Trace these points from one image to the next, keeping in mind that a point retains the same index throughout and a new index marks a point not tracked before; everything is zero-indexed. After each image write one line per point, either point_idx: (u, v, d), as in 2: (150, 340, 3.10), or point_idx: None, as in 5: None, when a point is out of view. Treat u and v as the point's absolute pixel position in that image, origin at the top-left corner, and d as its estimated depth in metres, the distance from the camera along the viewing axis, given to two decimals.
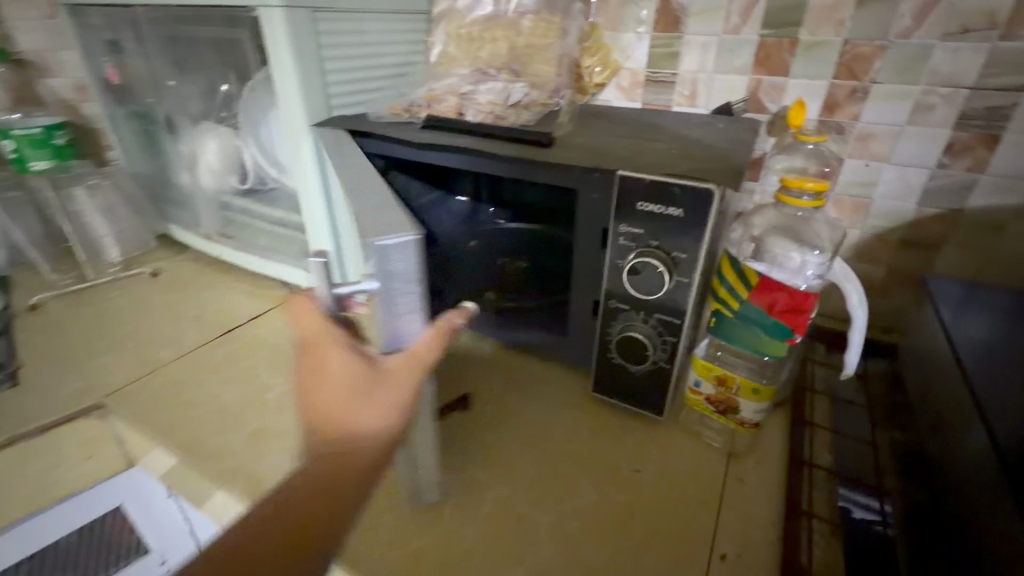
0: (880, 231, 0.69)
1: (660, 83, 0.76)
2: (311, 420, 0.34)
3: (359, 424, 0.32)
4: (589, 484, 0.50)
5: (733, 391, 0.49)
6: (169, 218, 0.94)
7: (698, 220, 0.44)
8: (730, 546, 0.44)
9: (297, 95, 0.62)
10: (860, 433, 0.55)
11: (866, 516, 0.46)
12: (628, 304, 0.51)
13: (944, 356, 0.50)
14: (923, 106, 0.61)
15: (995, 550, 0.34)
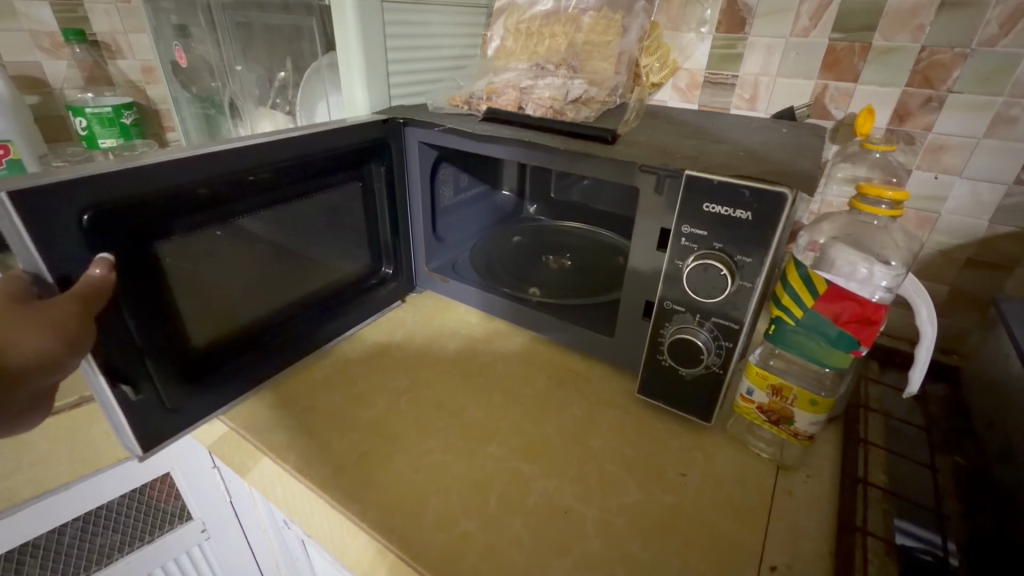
0: (946, 247, 0.66)
1: (719, 85, 0.75)
2: None
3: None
4: (634, 484, 0.50)
5: (789, 401, 0.48)
6: None
7: (768, 224, 0.43)
8: (779, 557, 0.43)
9: (360, 84, 0.63)
10: (918, 455, 0.53)
11: (920, 546, 0.44)
12: (683, 306, 0.50)
13: (1018, 379, 0.48)
14: (1003, 119, 0.58)
15: None
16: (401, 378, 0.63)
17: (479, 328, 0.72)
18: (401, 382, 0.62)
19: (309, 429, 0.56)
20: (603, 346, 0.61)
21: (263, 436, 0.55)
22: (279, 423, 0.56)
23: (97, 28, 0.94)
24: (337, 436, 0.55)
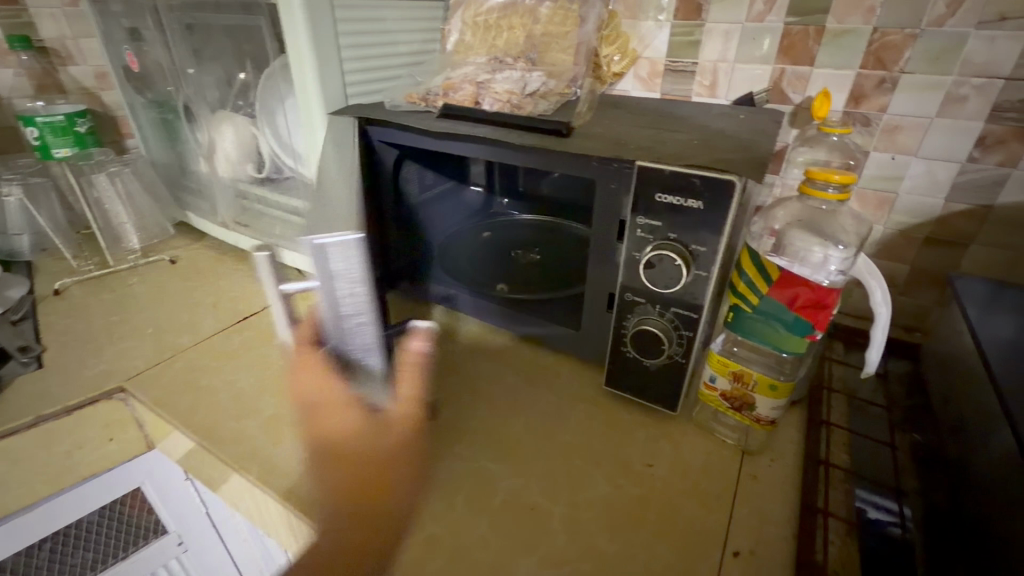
0: (905, 227, 0.67)
1: (679, 72, 0.75)
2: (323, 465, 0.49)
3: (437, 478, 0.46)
4: (602, 476, 0.50)
5: (750, 387, 0.49)
6: (188, 206, 0.95)
7: (719, 212, 0.43)
8: (744, 542, 0.44)
9: (314, 83, 0.62)
10: (879, 434, 0.54)
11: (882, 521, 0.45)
12: (643, 297, 0.50)
13: (970, 355, 0.49)
14: (954, 98, 0.59)
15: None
16: None
17: (449, 327, 0.72)
18: None
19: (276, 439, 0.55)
20: (569, 340, 0.61)
21: (228, 447, 0.54)
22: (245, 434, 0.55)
23: (43, 33, 0.91)
24: (306, 445, 0.54)
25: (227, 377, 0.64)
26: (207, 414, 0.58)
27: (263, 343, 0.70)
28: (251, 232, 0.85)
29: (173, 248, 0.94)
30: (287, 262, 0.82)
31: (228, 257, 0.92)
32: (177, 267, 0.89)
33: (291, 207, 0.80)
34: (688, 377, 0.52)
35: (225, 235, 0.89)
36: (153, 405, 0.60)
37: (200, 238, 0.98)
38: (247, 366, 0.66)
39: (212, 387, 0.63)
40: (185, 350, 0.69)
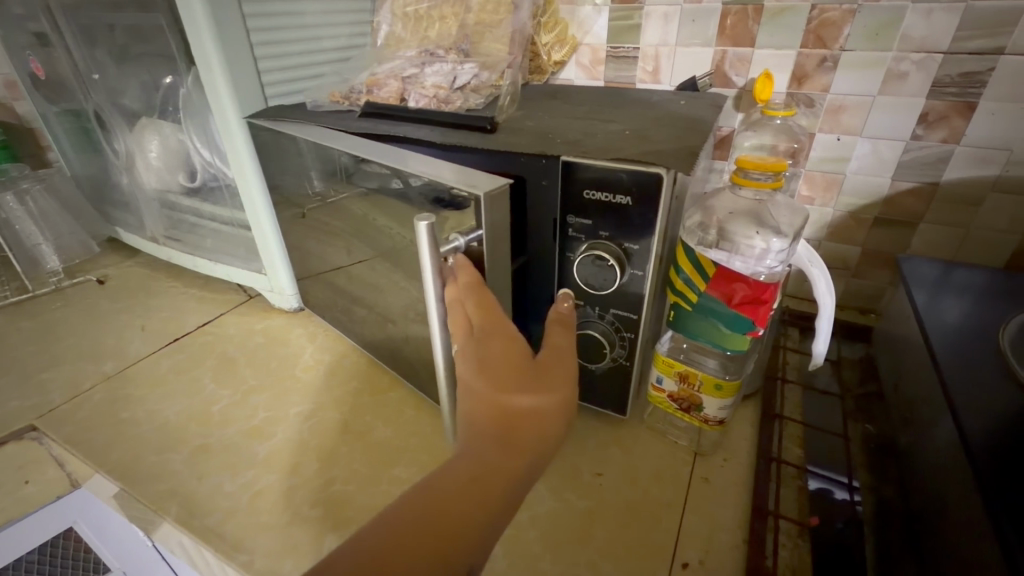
0: (853, 209, 0.66)
1: (621, 58, 0.72)
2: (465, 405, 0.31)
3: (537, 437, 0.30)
4: (548, 490, 0.47)
5: (696, 387, 0.46)
6: (115, 221, 0.89)
7: (649, 209, 0.40)
8: (693, 552, 0.42)
9: (226, 85, 0.57)
10: (832, 424, 0.52)
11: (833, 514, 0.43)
12: (581, 300, 0.47)
13: (916, 340, 0.48)
14: (895, 75, 0.57)
15: (976, 557, 0.32)
16: (309, 403, 0.59)
17: None
18: (308, 408, 0.58)
19: (200, 473, 0.51)
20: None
21: (147, 485, 0.50)
22: (167, 471, 0.51)
23: None
24: (233, 478, 0.50)
25: (152, 406, 0.60)
26: (126, 451, 0.54)
27: (193, 366, 0.66)
28: (183, 246, 0.80)
29: (102, 267, 0.88)
30: (222, 275, 0.77)
31: (162, 273, 0.86)
32: (105, 287, 0.83)
33: (221, 218, 0.75)
34: (634, 381, 0.49)
35: (156, 250, 0.84)
36: (68, 444, 0.55)
37: (133, 255, 0.92)
38: (174, 393, 0.61)
39: (135, 418, 0.58)
40: (108, 379, 0.64)
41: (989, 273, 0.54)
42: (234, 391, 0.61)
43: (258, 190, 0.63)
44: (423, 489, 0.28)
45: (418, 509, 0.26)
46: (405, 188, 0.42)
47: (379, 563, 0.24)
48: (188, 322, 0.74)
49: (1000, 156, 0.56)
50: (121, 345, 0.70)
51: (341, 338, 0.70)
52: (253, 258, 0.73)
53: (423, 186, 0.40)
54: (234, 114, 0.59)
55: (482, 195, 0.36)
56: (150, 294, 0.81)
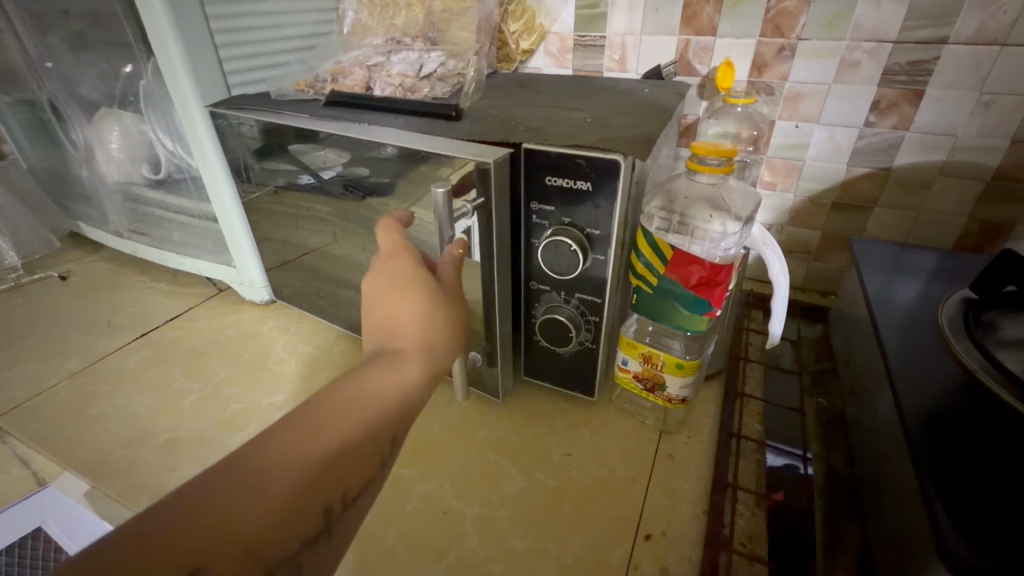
0: (812, 194, 0.68)
1: (589, 47, 0.72)
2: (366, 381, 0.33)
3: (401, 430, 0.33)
4: (518, 471, 0.49)
5: (658, 367, 0.48)
6: (76, 215, 0.86)
7: (610, 192, 0.41)
8: (656, 524, 0.44)
9: (186, 72, 0.56)
10: (790, 400, 0.54)
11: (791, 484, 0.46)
12: (548, 285, 0.48)
13: (866, 317, 0.51)
14: (848, 63, 0.59)
15: (912, 526, 0.33)
16: (282, 394, 0.59)
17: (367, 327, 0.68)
18: (281, 399, 0.58)
19: (170, 465, 0.51)
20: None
21: (117, 479, 0.50)
22: (137, 465, 0.51)
23: None
24: (205, 470, 0.50)
25: (120, 401, 0.59)
26: (93, 447, 0.53)
27: (162, 360, 0.65)
28: (149, 240, 0.78)
29: (64, 263, 0.85)
30: (191, 268, 0.76)
31: (128, 268, 0.84)
32: (68, 283, 0.81)
33: (186, 210, 0.73)
34: (601, 363, 0.51)
35: (122, 245, 0.82)
36: (33, 442, 0.54)
37: (96, 249, 0.90)
38: (142, 387, 0.61)
39: (102, 414, 0.57)
40: (73, 375, 0.63)
41: (934, 252, 0.57)
42: (205, 384, 0.61)
43: (225, 181, 0.62)
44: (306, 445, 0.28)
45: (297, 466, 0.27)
46: (316, 181, 0.56)
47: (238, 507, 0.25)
48: (157, 317, 0.73)
49: (945, 142, 0.59)
50: (87, 340, 0.68)
51: (315, 329, 0.69)
52: (222, 250, 0.72)
53: (341, 177, 0.53)
54: (195, 103, 0.58)
55: (490, 164, 0.40)
56: (115, 289, 0.79)
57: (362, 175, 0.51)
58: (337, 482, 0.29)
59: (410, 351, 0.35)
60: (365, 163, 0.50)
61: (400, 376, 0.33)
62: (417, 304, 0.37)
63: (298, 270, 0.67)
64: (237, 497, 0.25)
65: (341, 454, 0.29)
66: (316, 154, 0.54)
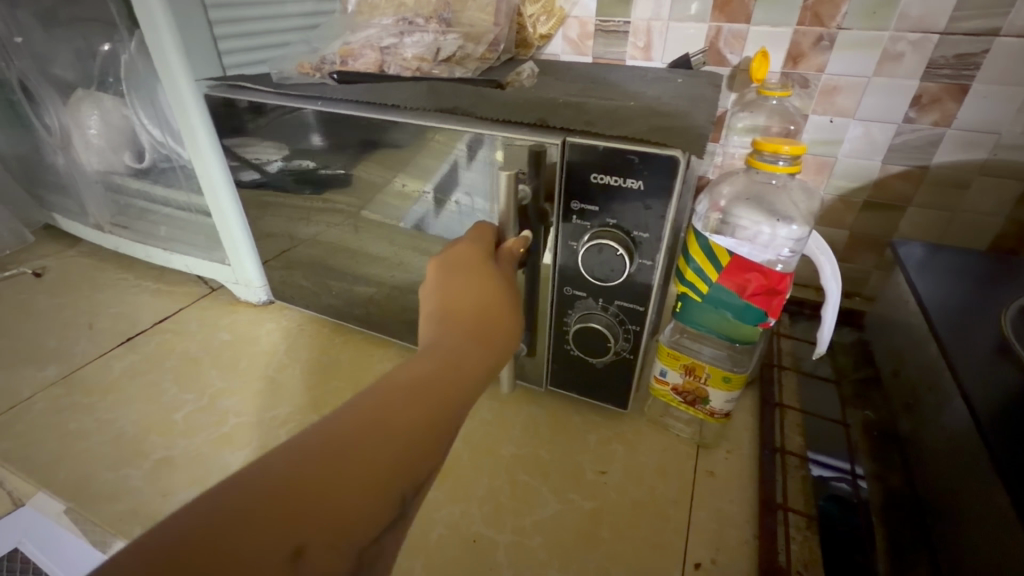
0: (841, 193, 0.65)
1: (611, 33, 0.68)
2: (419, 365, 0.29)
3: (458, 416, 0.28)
4: (550, 492, 0.45)
5: (702, 380, 0.45)
6: (52, 206, 0.79)
7: (663, 192, 0.37)
8: (704, 551, 0.41)
9: (177, 51, 0.50)
10: (829, 408, 0.52)
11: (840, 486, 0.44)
12: (585, 291, 0.45)
13: (919, 325, 0.48)
14: (891, 56, 0.56)
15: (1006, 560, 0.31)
16: (285, 406, 0.54)
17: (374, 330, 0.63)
18: (284, 412, 0.54)
19: (163, 489, 0.46)
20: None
21: (103, 505, 0.45)
22: (126, 489, 0.46)
23: None
24: None
25: (105, 415, 0.53)
26: (75, 468, 0.48)
27: (150, 368, 0.59)
28: (134, 234, 0.72)
29: (40, 258, 0.79)
30: (180, 266, 0.70)
31: (109, 265, 0.78)
32: (43, 281, 0.74)
33: (175, 203, 0.67)
34: (637, 374, 0.47)
35: (103, 240, 0.75)
36: (6, 463, 0.49)
37: (75, 243, 0.83)
38: (129, 399, 0.55)
39: (84, 429, 0.52)
40: (50, 387, 0.57)
41: (980, 255, 0.54)
42: (199, 395, 0.56)
43: (221, 171, 0.57)
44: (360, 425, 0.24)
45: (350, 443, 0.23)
46: (262, 176, 0.55)
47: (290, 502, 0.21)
48: (142, 319, 0.67)
49: (989, 139, 0.56)
50: (64, 345, 0.63)
51: (318, 333, 0.64)
52: (216, 247, 0.67)
53: (287, 171, 0.53)
54: (187, 85, 0.52)
55: (560, 142, 0.38)
56: (95, 288, 0.73)
57: (308, 168, 0.52)
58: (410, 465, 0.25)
59: (459, 333, 0.32)
60: (309, 156, 0.51)
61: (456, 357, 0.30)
62: (470, 285, 0.35)
63: (300, 270, 0.62)
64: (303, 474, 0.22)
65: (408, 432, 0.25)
66: (334, 138, 0.48)
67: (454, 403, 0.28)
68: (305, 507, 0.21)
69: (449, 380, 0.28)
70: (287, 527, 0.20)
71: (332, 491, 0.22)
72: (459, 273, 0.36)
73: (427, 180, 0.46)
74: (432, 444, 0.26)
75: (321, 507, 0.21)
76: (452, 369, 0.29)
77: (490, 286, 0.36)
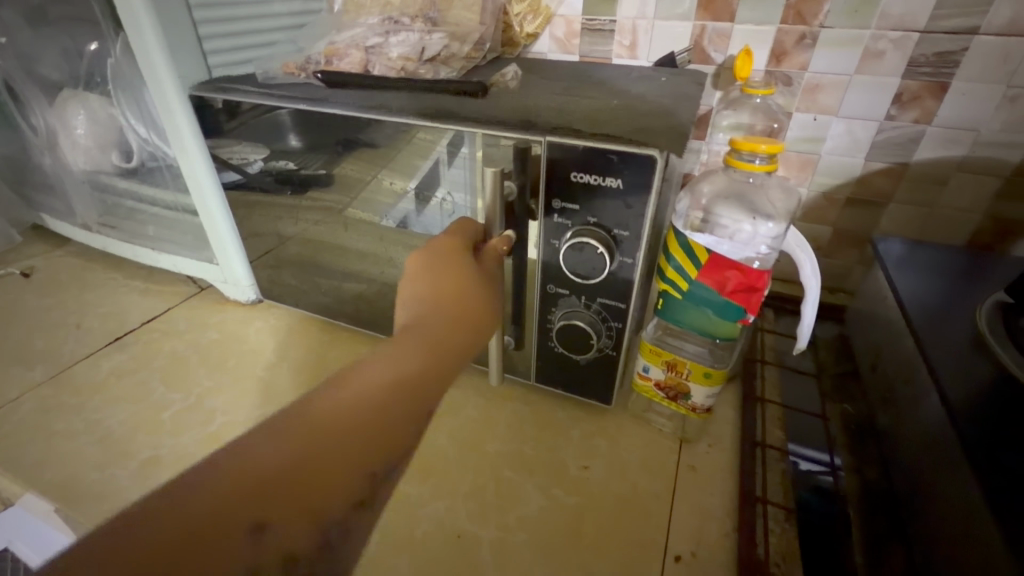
0: (826, 190, 0.66)
1: (597, 32, 0.68)
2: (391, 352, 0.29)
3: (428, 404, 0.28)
4: (535, 488, 0.46)
5: (684, 376, 0.45)
6: (40, 206, 0.79)
7: (642, 191, 0.38)
8: (685, 545, 0.41)
9: (162, 51, 0.50)
10: (810, 403, 0.52)
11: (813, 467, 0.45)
12: (567, 289, 0.45)
13: (897, 319, 0.49)
14: (872, 54, 0.57)
15: (977, 552, 0.32)
16: (273, 405, 0.54)
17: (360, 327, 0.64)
18: (272, 410, 0.54)
19: (151, 488, 0.46)
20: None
21: (89, 504, 0.45)
22: (113, 488, 0.46)
23: None
24: None
25: (92, 415, 0.54)
26: (62, 468, 0.48)
27: (139, 367, 0.60)
28: (122, 234, 0.72)
29: (28, 259, 0.78)
30: (169, 266, 0.70)
31: (97, 265, 0.78)
32: (31, 282, 0.74)
33: (163, 203, 0.67)
34: (620, 370, 0.48)
35: (91, 240, 0.75)
36: None
37: (63, 243, 0.83)
38: (116, 399, 0.55)
39: (72, 429, 0.52)
40: (36, 388, 0.57)
41: (958, 251, 0.55)
42: (187, 394, 0.56)
43: (207, 172, 0.57)
44: (322, 416, 0.25)
45: (309, 436, 0.24)
46: (242, 177, 0.57)
47: (246, 491, 0.21)
48: (131, 318, 0.67)
49: (968, 136, 0.57)
50: (51, 346, 0.63)
51: (306, 331, 0.64)
52: (205, 247, 0.67)
53: (265, 171, 0.54)
54: (173, 86, 0.52)
55: (543, 141, 0.39)
56: (83, 288, 0.73)
57: (289, 169, 0.53)
58: (375, 458, 0.25)
59: (431, 324, 0.32)
60: (287, 156, 0.52)
61: (426, 347, 0.30)
62: (446, 278, 0.35)
63: (289, 268, 0.62)
64: (261, 463, 0.22)
65: (371, 421, 0.25)
66: (323, 138, 0.49)
67: (426, 395, 0.28)
68: (260, 495, 0.21)
69: (419, 372, 0.29)
70: (231, 514, 0.20)
71: (288, 484, 0.22)
72: (434, 269, 0.36)
73: (409, 178, 0.48)
74: (399, 436, 0.26)
75: (277, 497, 0.22)
76: (431, 349, 0.30)
77: (464, 278, 0.36)
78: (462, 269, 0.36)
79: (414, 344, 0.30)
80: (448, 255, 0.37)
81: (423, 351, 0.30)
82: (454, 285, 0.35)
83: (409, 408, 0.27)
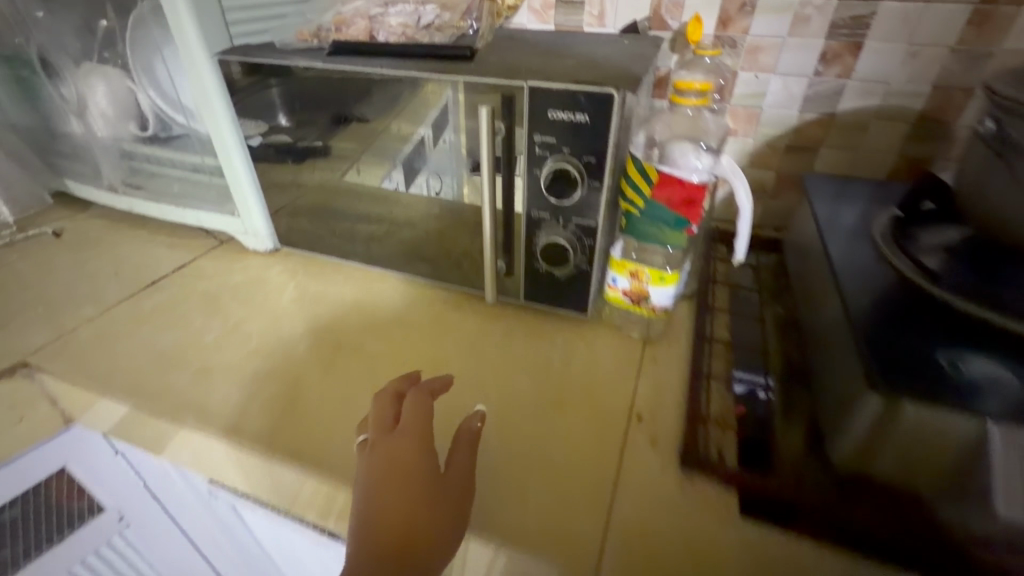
0: (770, 139, 0.76)
1: (570, 4, 0.77)
2: (377, 498, 0.38)
3: (432, 523, 0.38)
4: (526, 377, 0.56)
5: (644, 281, 0.55)
6: (63, 172, 0.86)
7: (605, 124, 0.48)
8: (646, 409, 0.52)
9: (191, 22, 0.58)
10: (752, 310, 0.63)
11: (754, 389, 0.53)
12: (549, 213, 0.55)
13: (817, 235, 0.60)
14: (801, 18, 0.67)
15: (844, 379, 0.43)
16: (300, 328, 0.64)
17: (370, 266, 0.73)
18: (300, 331, 0.63)
19: (206, 389, 0.55)
20: (457, 273, 0.65)
21: (156, 402, 0.54)
22: (174, 390, 0.55)
23: None
24: (238, 391, 0.55)
25: (143, 340, 0.62)
26: (126, 377, 0.57)
27: (177, 303, 0.68)
28: (147, 194, 0.80)
29: (56, 221, 0.85)
30: (193, 221, 0.78)
31: (121, 225, 0.85)
32: (63, 240, 0.81)
33: (186, 164, 0.75)
34: (595, 281, 0.58)
35: (116, 200, 0.82)
36: (65, 376, 0.58)
37: (85, 207, 0.90)
38: (162, 327, 0.64)
39: (128, 350, 0.61)
40: (89, 322, 0.65)
41: (872, 183, 0.66)
42: (224, 322, 0.65)
43: (231, 130, 0.64)
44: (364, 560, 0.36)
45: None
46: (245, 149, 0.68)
47: None
48: (161, 267, 0.75)
49: (881, 88, 0.68)
50: (94, 290, 0.71)
51: (321, 271, 0.73)
52: (227, 201, 0.75)
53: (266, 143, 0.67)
54: (201, 52, 0.60)
55: (525, 87, 0.48)
56: (112, 244, 0.80)
57: (285, 141, 0.67)
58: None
59: (403, 467, 0.40)
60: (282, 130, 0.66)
61: (405, 483, 0.39)
62: (408, 451, 0.40)
63: (307, 215, 0.71)
64: None
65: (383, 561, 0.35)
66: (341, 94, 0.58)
67: (444, 521, 0.38)
68: None
69: (424, 503, 0.38)
70: None
71: None
72: (391, 438, 0.41)
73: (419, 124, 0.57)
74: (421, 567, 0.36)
75: None
76: (403, 474, 0.39)
77: (418, 441, 0.41)
78: (427, 459, 0.40)
79: (404, 482, 0.39)
80: (404, 421, 0.42)
81: (410, 510, 0.37)
82: (410, 457, 0.40)
83: (421, 544, 0.36)
